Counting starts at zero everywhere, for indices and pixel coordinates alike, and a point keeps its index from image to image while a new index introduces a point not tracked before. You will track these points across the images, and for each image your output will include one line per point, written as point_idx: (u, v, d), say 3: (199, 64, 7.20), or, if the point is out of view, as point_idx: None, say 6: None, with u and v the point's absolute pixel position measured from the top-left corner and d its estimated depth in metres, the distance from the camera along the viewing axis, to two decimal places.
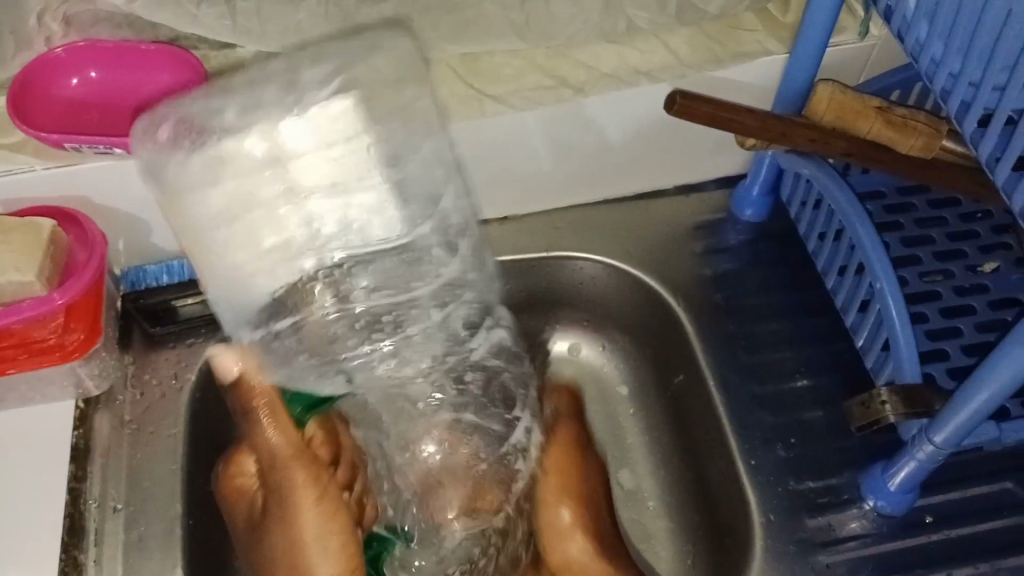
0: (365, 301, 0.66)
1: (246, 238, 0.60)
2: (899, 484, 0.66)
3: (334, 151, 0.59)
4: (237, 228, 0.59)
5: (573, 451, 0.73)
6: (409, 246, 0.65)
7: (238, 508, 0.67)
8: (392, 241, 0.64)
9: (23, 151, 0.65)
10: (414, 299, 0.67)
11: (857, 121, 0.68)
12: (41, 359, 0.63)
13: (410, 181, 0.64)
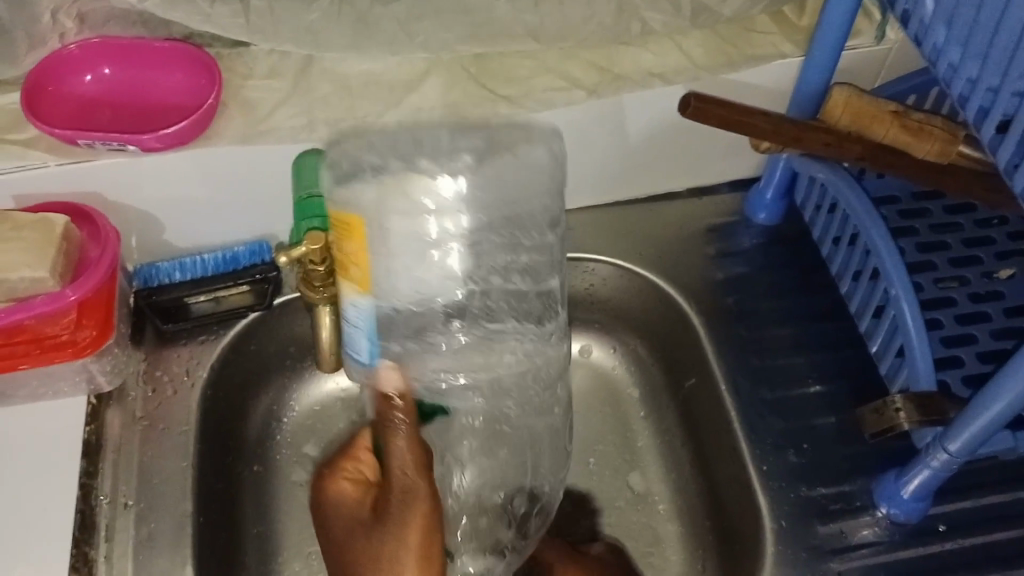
0: (486, 334, 0.63)
1: (408, 263, 0.56)
2: (912, 491, 0.66)
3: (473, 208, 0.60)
4: (420, 246, 0.56)
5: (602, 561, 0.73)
6: (538, 284, 0.66)
7: (344, 508, 0.65)
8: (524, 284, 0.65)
9: (36, 147, 0.65)
10: (535, 335, 0.66)
11: (872, 125, 0.68)
12: (53, 355, 0.64)
13: (529, 221, 0.65)
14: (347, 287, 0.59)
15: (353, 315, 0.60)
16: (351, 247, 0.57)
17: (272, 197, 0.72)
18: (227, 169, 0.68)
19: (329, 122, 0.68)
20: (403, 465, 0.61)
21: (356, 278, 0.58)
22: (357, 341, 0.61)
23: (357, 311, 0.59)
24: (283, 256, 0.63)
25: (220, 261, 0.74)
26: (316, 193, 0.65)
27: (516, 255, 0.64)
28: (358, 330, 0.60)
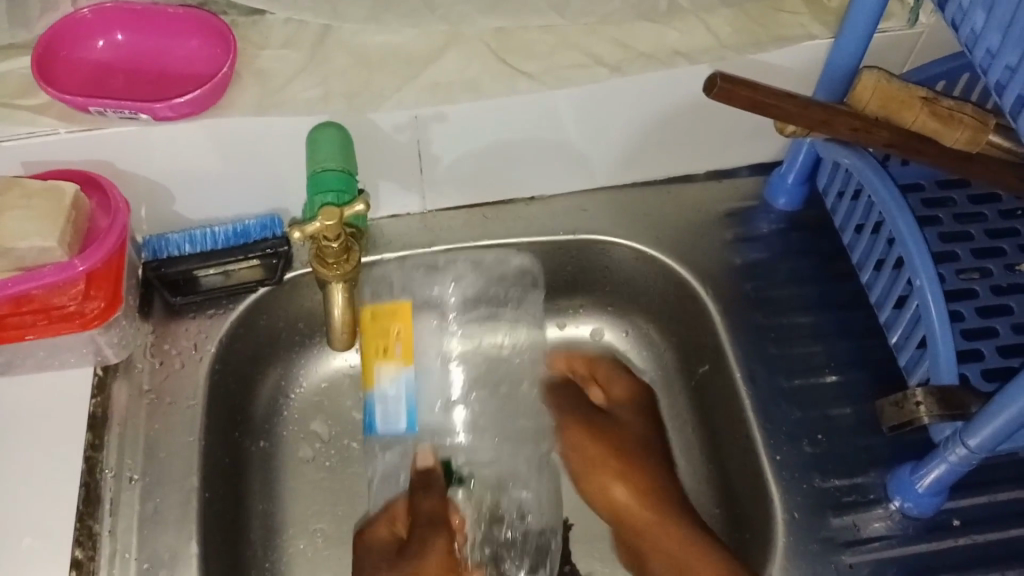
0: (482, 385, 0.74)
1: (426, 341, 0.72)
2: (928, 486, 0.65)
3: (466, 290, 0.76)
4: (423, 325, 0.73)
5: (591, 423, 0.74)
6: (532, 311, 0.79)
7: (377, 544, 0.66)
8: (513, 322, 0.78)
9: (46, 113, 0.64)
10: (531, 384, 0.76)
11: (900, 110, 0.66)
12: (62, 326, 0.63)
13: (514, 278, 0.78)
14: (383, 367, 0.67)
15: (394, 392, 0.67)
16: (393, 328, 0.68)
17: (285, 170, 0.71)
18: (239, 141, 0.67)
19: (345, 94, 0.66)
20: (432, 515, 0.66)
21: (398, 356, 0.67)
22: (397, 416, 0.67)
23: (397, 385, 0.67)
24: (297, 232, 0.59)
25: (230, 234, 0.73)
26: (332, 167, 0.61)
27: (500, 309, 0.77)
28: (401, 401, 0.67)
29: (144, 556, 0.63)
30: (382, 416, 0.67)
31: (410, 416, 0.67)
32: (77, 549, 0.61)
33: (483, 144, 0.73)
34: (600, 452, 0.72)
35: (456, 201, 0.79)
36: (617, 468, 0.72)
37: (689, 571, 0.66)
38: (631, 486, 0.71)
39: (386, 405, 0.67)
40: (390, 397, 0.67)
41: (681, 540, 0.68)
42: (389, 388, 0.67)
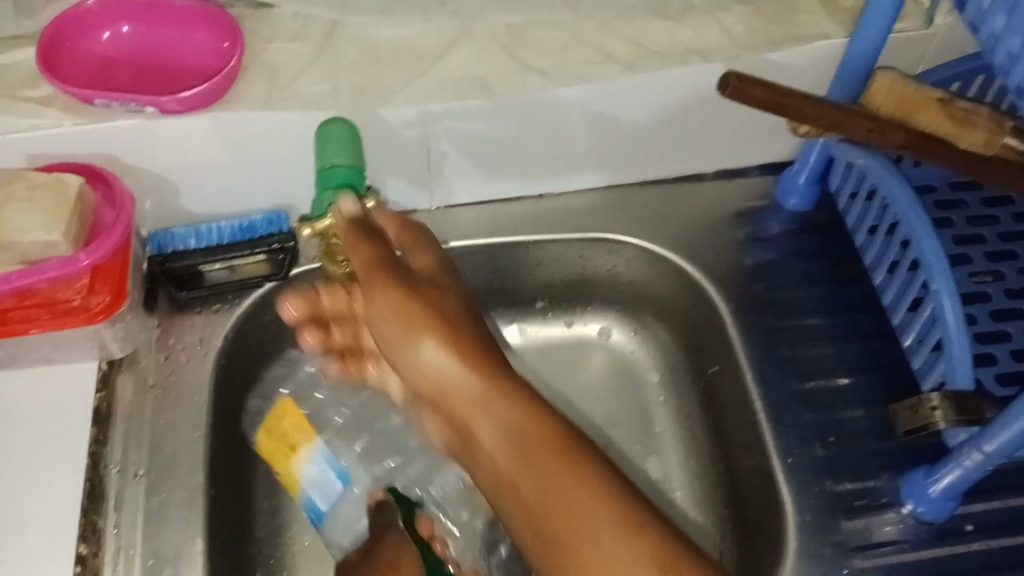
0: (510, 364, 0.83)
1: None
2: (941, 490, 0.64)
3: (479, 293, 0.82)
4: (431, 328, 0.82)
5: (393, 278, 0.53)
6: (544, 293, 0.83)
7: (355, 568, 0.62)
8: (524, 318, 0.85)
9: (52, 105, 0.63)
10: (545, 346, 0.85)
11: (915, 112, 0.67)
12: (66, 321, 0.62)
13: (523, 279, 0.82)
14: (297, 466, 0.67)
15: (317, 473, 0.66)
16: (286, 425, 0.68)
17: (293, 165, 0.70)
18: (247, 136, 0.66)
19: (354, 90, 0.66)
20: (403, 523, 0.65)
21: (302, 436, 0.67)
22: (331, 483, 0.66)
23: (315, 475, 0.66)
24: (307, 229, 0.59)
25: (236, 230, 0.72)
26: (340, 163, 0.61)
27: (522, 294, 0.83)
28: (329, 473, 0.66)
29: (149, 553, 0.62)
30: (323, 498, 0.66)
31: (340, 476, 0.67)
32: (80, 544, 0.60)
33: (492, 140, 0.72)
34: (415, 306, 0.52)
35: (464, 198, 0.78)
36: (440, 328, 0.52)
37: (517, 491, 0.49)
38: (454, 351, 0.51)
39: (317, 485, 0.66)
40: (315, 481, 0.66)
41: (516, 404, 0.50)
42: (311, 472, 0.66)
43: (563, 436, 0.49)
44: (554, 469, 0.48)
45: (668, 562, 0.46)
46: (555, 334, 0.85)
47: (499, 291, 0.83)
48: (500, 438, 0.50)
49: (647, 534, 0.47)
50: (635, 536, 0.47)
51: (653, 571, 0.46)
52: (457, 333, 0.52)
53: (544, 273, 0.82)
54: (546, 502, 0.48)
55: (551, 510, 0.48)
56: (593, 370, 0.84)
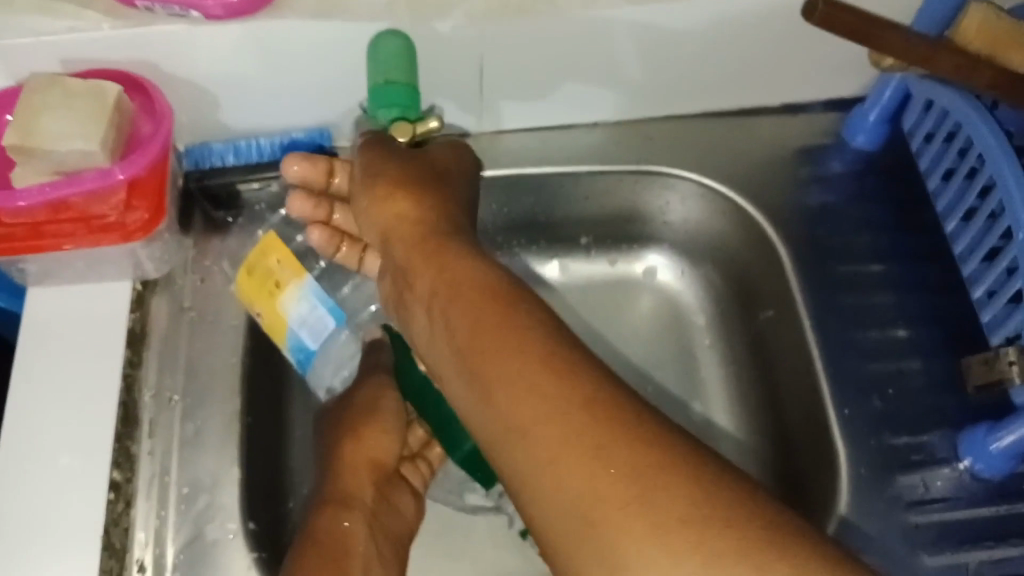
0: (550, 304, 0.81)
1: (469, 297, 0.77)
2: (1002, 448, 0.61)
3: (521, 232, 0.80)
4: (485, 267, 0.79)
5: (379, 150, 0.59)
6: (585, 230, 0.80)
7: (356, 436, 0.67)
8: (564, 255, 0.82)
9: (92, 6, 0.59)
10: (584, 288, 0.82)
11: (1006, 49, 0.62)
12: (102, 237, 0.59)
13: (570, 213, 0.79)
14: (284, 300, 0.63)
15: (308, 312, 0.64)
16: (274, 261, 0.64)
17: (342, 81, 0.66)
18: (292, 48, 0.62)
19: (410, 1, 0.61)
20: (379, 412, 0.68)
21: (289, 268, 0.64)
22: (321, 322, 0.64)
23: (306, 310, 0.63)
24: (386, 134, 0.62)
25: (278, 146, 0.69)
26: (397, 79, 0.58)
27: (566, 234, 0.81)
28: (320, 312, 0.64)
29: (186, 480, 0.61)
30: (313, 336, 0.64)
31: (332, 313, 0.65)
32: (114, 470, 0.58)
33: (550, 62, 0.67)
34: (394, 177, 0.58)
35: (513, 124, 0.75)
36: (402, 194, 0.58)
37: (550, 466, 0.44)
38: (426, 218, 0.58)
39: (308, 325, 0.64)
40: (306, 321, 0.64)
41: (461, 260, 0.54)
42: (300, 312, 0.63)
43: (541, 325, 0.50)
44: (563, 413, 0.45)
45: (592, 395, 0.46)
46: (598, 273, 0.82)
47: (543, 223, 0.79)
48: (522, 360, 0.48)
49: (588, 369, 0.47)
50: (567, 374, 0.47)
51: (632, 448, 0.43)
52: (409, 194, 0.58)
53: (591, 207, 0.78)
54: (529, 414, 0.46)
55: (482, 359, 0.49)
56: (637, 311, 0.81)
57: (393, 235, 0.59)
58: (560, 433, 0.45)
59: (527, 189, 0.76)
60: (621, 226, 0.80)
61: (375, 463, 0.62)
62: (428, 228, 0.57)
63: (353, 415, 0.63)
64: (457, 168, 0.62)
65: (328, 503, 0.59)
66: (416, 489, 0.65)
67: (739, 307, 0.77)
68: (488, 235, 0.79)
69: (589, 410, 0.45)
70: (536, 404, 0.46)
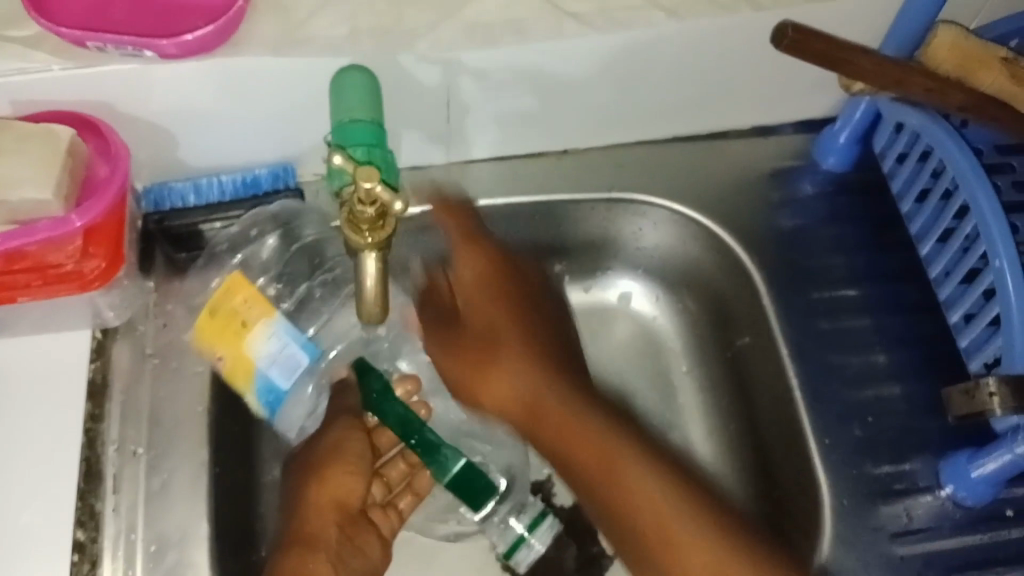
0: None
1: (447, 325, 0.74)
2: (983, 475, 0.61)
3: None
4: None
5: (480, 267, 0.68)
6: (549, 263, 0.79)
7: None
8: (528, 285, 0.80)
9: (41, 47, 0.56)
10: None
11: (978, 72, 0.61)
12: (58, 287, 0.57)
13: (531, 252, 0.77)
14: (253, 341, 0.60)
15: (277, 350, 0.60)
16: (238, 300, 0.60)
17: (303, 116, 0.64)
18: (252, 84, 0.60)
19: (374, 33, 0.59)
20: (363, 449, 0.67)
21: (258, 310, 0.60)
22: (293, 358, 0.60)
23: (276, 349, 0.60)
24: (339, 158, 0.49)
25: (239, 185, 0.66)
26: (359, 117, 0.53)
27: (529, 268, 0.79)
28: (291, 349, 0.60)
29: (152, 537, 0.58)
30: (282, 373, 0.60)
31: (304, 351, 0.61)
32: (79, 529, 0.57)
33: (519, 92, 0.66)
34: (495, 287, 0.68)
35: (482, 152, 0.73)
36: (516, 351, 0.67)
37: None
38: (527, 354, 0.67)
39: (278, 363, 0.60)
40: (274, 359, 0.60)
41: (586, 426, 0.65)
42: (269, 351, 0.60)
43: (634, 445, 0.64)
44: (690, 541, 0.61)
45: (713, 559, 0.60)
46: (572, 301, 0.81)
47: None
48: (639, 488, 0.62)
49: (680, 492, 0.62)
50: (687, 522, 0.61)
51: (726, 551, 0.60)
52: (522, 316, 0.68)
53: (565, 235, 0.77)
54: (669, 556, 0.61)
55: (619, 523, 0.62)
56: (615, 338, 0.80)
57: (505, 374, 0.66)
58: (687, 532, 0.61)
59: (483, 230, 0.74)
60: (583, 258, 0.79)
61: (340, 506, 0.62)
62: (546, 375, 0.67)
63: (319, 464, 0.63)
64: (527, 302, 0.70)
65: (292, 545, 0.59)
66: (387, 533, 0.65)
67: (717, 332, 0.77)
68: None
69: (707, 529, 0.61)
70: (644, 526, 0.62)
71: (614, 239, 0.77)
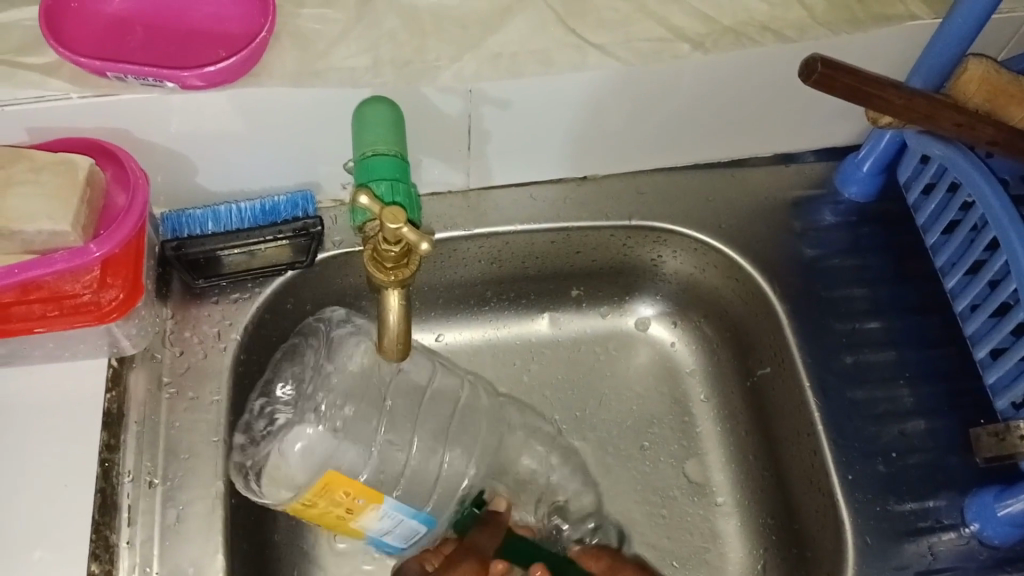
0: (524, 360, 0.80)
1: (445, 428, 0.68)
2: (1010, 515, 0.60)
3: (492, 298, 0.79)
4: (467, 323, 0.80)
5: None
6: (565, 287, 0.79)
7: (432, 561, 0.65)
8: (543, 311, 0.81)
9: (58, 74, 0.55)
10: (568, 344, 0.80)
11: (1008, 107, 0.60)
12: (74, 318, 0.56)
13: (548, 277, 0.78)
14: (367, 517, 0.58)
15: (392, 525, 0.60)
16: (342, 494, 0.55)
17: (322, 143, 0.63)
18: (273, 113, 0.59)
19: (396, 63, 0.58)
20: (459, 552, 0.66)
21: (369, 500, 0.56)
22: (407, 529, 0.61)
23: (390, 524, 0.60)
24: (364, 197, 0.48)
25: (257, 212, 0.66)
26: (384, 151, 0.53)
27: (542, 293, 0.79)
28: (405, 522, 0.60)
29: (166, 570, 0.58)
30: (397, 535, 0.62)
31: (417, 521, 0.61)
32: (93, 563, 0.55)
33: (540, 121, 0.65)
34: None
35: (501, 179, 0.72)
36: None
37: None
38: None
39: (393, 532, 0.61)
40: (387, 528, 0.60)
41: None
42: (382, 525, 0.60)
43: None
44: None
45: None
46: (589, 325, 0.81)
47: (534, 277, 0.77)
48: None
49: None
50: None
51: None
52: None
53: (582, 260, 0.76)
54: None
55: None
56: (634, 365, 0.80)
57: None
58: None
59: (497, 254, 0.74)
60: (597, 282, 0.79)
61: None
62: None
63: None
64: None
65: None
66: None
67: (734, 361, 0.76)
68: (479, 291, 0.77)
69: None
70: None
71: (631, 264, 0.77)
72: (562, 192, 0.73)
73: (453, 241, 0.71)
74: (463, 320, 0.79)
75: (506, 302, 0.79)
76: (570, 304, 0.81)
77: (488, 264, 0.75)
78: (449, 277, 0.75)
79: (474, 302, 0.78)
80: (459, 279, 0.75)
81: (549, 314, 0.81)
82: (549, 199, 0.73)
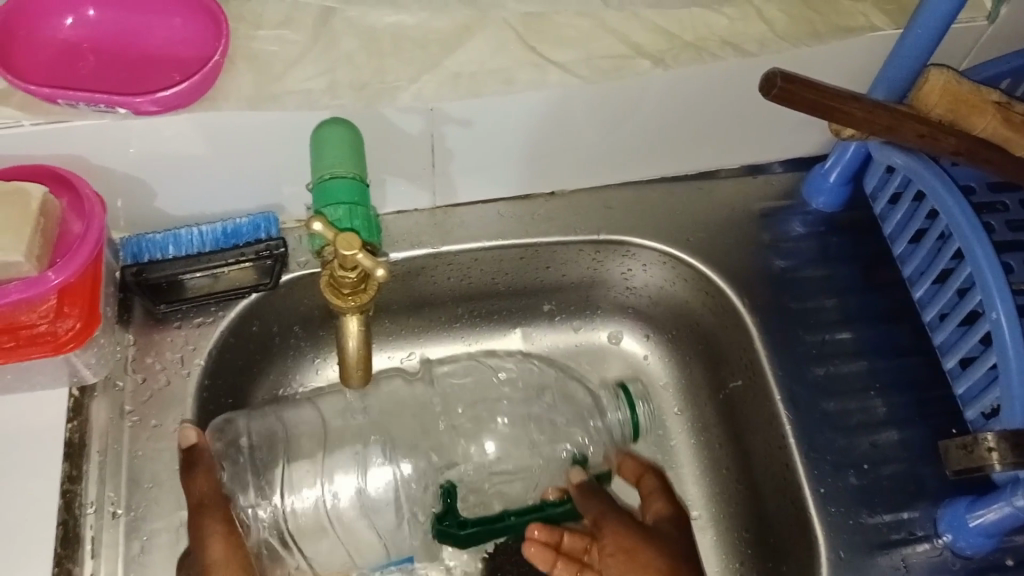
0: None
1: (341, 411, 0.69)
2: (981, 525, 0.60)
3: (463, 316, 0.78)
4: (439, 341, 0.79)
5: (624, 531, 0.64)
6: (536, 303, 0.79)
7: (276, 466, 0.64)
8: (515, 328, 0.80)
9: (7, 102, 0.54)
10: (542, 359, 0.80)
11: (970, 116, 0.59)
12: (30, 350, 0.55)
13: (518, 293, 0.77)
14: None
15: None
16: None
17: (282, 164, 0.63)
18: (231, 137, 0.59)
19: (355, 84, 0.57)
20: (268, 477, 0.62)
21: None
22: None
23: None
24: (318, 223, 0.47)
25: (219, 235, 0.65)
26: (342, 174, 0.52)
27: (514, 310, 0.79)
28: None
29: None
30: None
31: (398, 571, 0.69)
32: None
33: (503, 138, 0.64)
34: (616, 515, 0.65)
35: (468, 195, 0.71)
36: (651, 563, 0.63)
37: None
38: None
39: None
40: None
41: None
42: None
43: None
44: None
45: None
46: (562, 340, 0.81)
47: (504, 294, 0.77)
48: None
49: None
50: None
51: None
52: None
53: (552, 275, 0.76)
54: None
55: None
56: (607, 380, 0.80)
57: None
58: None
59: (465, 271, 0.73)
60: (568, 298, 0.79)
61: None
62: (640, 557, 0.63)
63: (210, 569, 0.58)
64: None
65: None
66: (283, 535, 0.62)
67: (706, 373, 0.76)
68: (449, 308, 0.77)
69: None
70: None
71: (601, 278, 0.77)
72: (529, 207, 0.72)
73: (419, 259, 0.70)
74: (435, 338, 0.79)
75: (478, 320, 0.79)
76: (543, 320, 0.80)
77: (455, 282, 0.74)
78: (418, 295, 0.75)
79: (446, 320, 0.78)
80: (428, 296, 0.75)
81: (521, 330, 0.80)
82: (515, 216, 0.72)
